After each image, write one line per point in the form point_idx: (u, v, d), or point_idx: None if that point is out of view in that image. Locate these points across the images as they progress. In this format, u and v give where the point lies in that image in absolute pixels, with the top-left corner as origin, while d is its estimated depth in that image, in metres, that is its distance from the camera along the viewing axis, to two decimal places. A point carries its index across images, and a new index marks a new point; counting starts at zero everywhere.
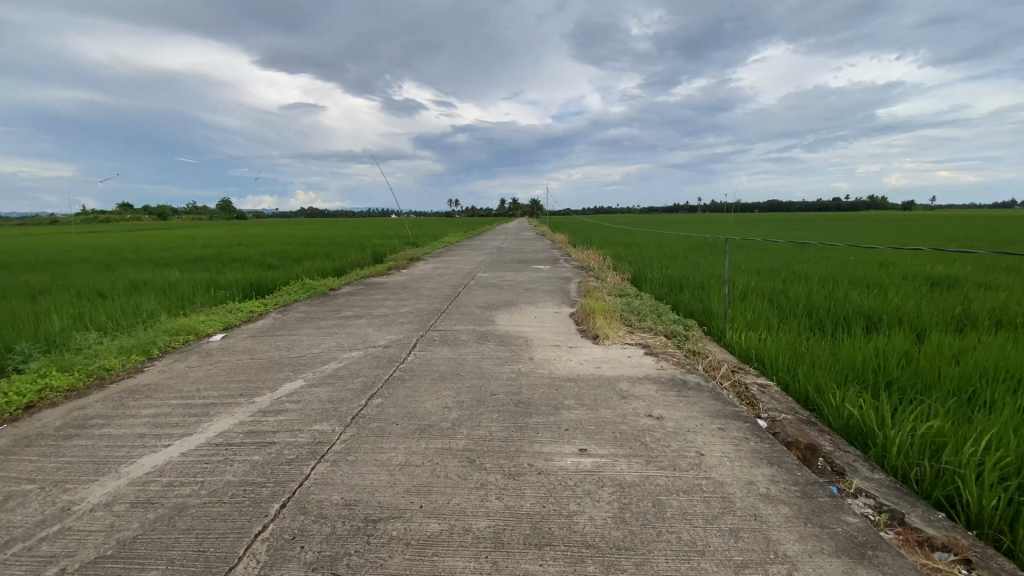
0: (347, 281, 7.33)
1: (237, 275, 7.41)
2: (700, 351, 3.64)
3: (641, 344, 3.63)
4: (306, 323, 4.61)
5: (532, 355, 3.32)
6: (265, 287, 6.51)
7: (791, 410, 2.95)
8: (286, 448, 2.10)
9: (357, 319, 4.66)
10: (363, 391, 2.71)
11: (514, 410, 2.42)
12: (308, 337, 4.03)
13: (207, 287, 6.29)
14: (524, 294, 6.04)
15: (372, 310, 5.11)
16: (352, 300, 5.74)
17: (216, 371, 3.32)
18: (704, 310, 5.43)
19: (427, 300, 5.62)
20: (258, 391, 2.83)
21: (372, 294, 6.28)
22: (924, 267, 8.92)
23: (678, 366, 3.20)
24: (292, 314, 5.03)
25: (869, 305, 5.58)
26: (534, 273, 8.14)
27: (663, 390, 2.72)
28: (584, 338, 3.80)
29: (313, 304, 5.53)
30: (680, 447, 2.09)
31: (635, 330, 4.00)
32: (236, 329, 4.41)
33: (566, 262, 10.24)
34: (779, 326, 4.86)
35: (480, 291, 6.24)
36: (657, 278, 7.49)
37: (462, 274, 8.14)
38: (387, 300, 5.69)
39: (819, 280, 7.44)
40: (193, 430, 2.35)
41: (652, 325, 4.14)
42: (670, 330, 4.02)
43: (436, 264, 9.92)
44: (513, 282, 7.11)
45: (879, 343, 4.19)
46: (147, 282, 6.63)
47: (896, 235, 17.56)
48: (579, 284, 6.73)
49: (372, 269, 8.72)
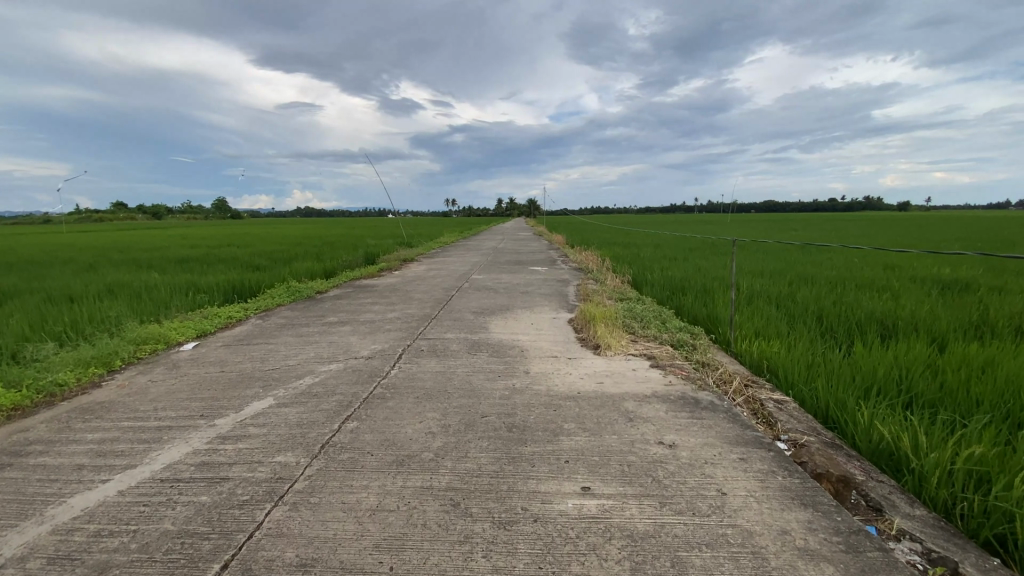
0: (336, 283, 7.02)
1: (220, 277, 7.09)
2: (709, 363, 3.36)
3: (646, 355, 3.34)
4: (287, 330, 4.31)
5: (527, 368, 3.03)
6: (247, 290, 6.20)
7: (813, 432, 2.68)
8: (240, 486, 1.80)
9: (341, 326, 4.36)
10: (338, 412, 2.41)
11: (506, 436, 2.13)
12: (286, 347, 3.73)
13: (186, 290, 5.97)
14: (520, 298, 5.75)
15: (358, 315, 4.81)
16: (338, 305, 5.44)
17: (180, 385, 3.02)
18: (710, 316, 5.18)
19: (418, 304, 5.32)
20: (221, 412, 2.53)
21: (361, 298, 5.97)
22: (932, 269, 8.67)
23: (688, 380, 2.92)
24: (273, 320, 4.72)
25: (881, 310, 5.32)
26: (531, 276, 7.84)
27: (674, 410, 2.44)
28: (583, 347, 3.51)
29: (296, 308, 5.23)
30: (698, 485, 1.80)
31: (638, 339, 3.71)
32: (210, 337, 4.11)
33: (564, 263, 9.97)
34: (789, 333, 4.60)
35: (474, 294, 5.95)
36: (658, 281, 7.21)
37: (457, 276, 7.84)
38: (375, 305, 5.39)
39: (826, 282, 7.18)
40: (138, 462, 2.06)
41: (657, 332, 3.86)
42: (677, 338, 3.73)
43: (430, 265, 9.62)
44: (509, 285, 6.80)
45: (899, 353, 3.92)
46: (124, 285, 6.31)
47: (897, 237, 17.38)
48: (578, 287, 6.44)
49: (363, 270, 8.41)
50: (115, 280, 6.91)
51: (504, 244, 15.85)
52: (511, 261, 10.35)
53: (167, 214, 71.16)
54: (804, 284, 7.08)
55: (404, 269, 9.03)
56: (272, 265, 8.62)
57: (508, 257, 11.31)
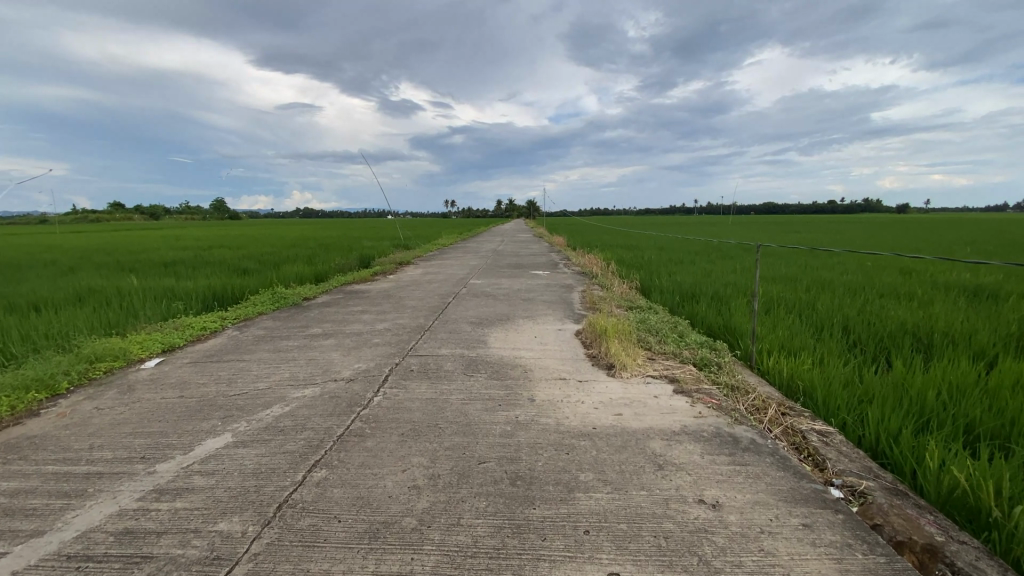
0: (325, 289, 6.59)
1: (202, 282, 6.66)
2: (740, 387, 2.94)
3: (667, 378, 2.92)
4: (263, 345, 3.87)
5: (533, 395, 2.61)
6: (228, 298, 5.77)
7: (870, 475, 2.28)
8: (164, 570, 1.39)
9: (323, 339, 3.93)
10: (305, 456, 2.00)
11: (509, 493, 1.71)
12: (258, 366, 3.30)
13: (161, 297, 5.53)
14: (522, 306, 5.31)
15: (344, 326, 4.37)
16: (324, 314, 5.00)
17: (130, 415, 2.60)
18: (728, 326, 4.77)
19: (410, 313, 4.89)
20: (167, 455, 2.11)
21: (350, 305, 5.54)
22: (953, 274, 8.26)
23: (720, 411, 2.51)
24: (250, 332, 4.29)
25: (913, 321, 4.92)
26: (532, 280, 7.41)
27: (710, 454, 2.03)
28: (595, 367, 3.09)
29: (278, 318, 4.79)
30: (758, 568, 1.39)
31: (656, 357, 3.30)
32: (177, 353, 3.68)
33: (566, 267, 9.50)
34: (817, 347, 4.20)
35: (472, 302, 5.52)
36: (668, 287, 6.79)
37: (453, 281, 7.40)
38: (363, 314, 4.95)
39: (846, 289, 6.78)
40: (49, 529, 1.64)
41: (676, 349, 3.44)
42: (699, 356, 3.32)
43: (426, 269, 9.18)
44: (510, 291, 6.37)
45: (946, 372, 3.53)
46: (96, 291, 5.87)
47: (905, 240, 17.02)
48: (583, 294, 6.03)
49: (356, 275, 7.97)
50: (89, 285, 6.47)
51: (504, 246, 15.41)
52: (511, 264, 9.89)
53: (164, 215, 70.69)
54: (823, 291, 6.68)
55: (399, 272, 8.59)
56: (259, 270, 8.17)
57: (507, 260, 10.86)
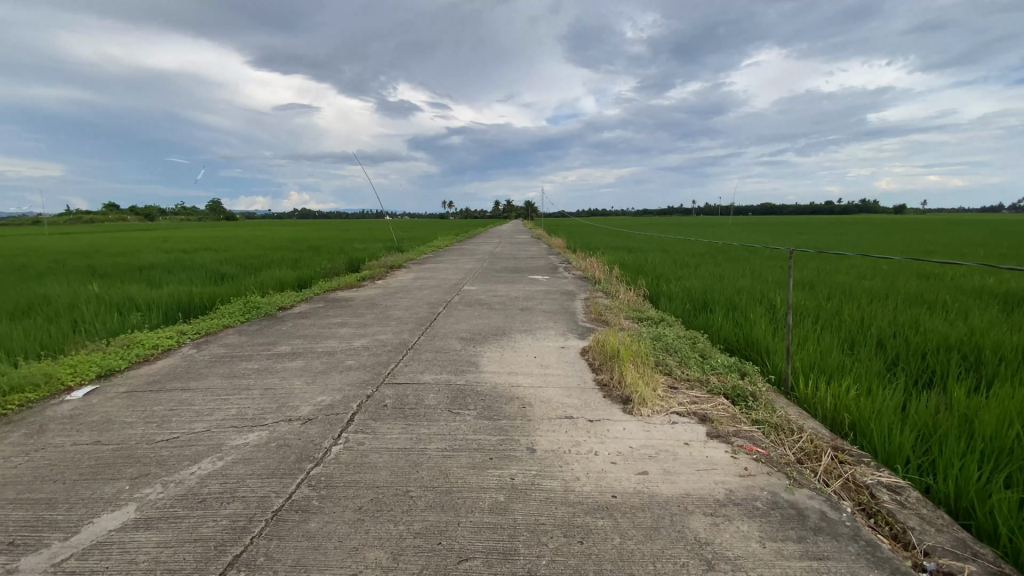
0: (304, 297, 6.05)
1: (170, 290, 6.11)
2: (784, 426, 2.42)
3: (697, 417, 2.39)
4: (218, 368, 3.32)
5: (533, 443, 2.08)
6: (195, 308, 5.23)
7: (971, 553, 1.75)
8: None
9: (288, 361, 3.38)
10: (221, 548, 1.46)
11: None
12: (203, 398, 2.75)
13: (118, 309, 4.97)
14: (520, 318, 4.76)
15: (316, 343, 3.82)
16: (297, 327, 4.44)
17: (24, 470, 2.06)
18: (750, 341, 4.25)
19: (393, 326, 4.34)
20: (43, 541, 1.57)
21: (328, 316, 4.99)
22: (977, 280, 7.74)
23: (771, 465, 1.98)
24: (207, 351, 3.74)
25: (955, 333, 4.41)
26: (530, 286, 6.90)
27: (774, 540, 1.50)
28: (608, 401, 2.55)
29: (245, 333, 4.24)
30: None
31: (679, 386, 2.77)
32: (113, 380, 3.13)
33: (566, 272, 8.92)
34: (856, 366, 3.68)
35: (464, 313, 4.96)
36: (678, 294, 6.27)
37: (445, 288, 6.85)
38: (340, 327, 4.39)
39: (869, 296, 6.28)
40: None
41: (701, 375, 2.91)
42: (730, 386, 2.78)
43: (418, 273, 8.61)
44: (506, 299, 5.84)
45: (1014, 397, 3.01)
46: (48, 301, 5.30)
47: (913, 242, 16.51)
48: (586, 303, 5.50)
49: (341, 280, 7.44)
50: (45, 293, 5.91)
51: (501, 247, 14.85)
52: (507, 268, 9.32)
53: (159, 216, 69.89)
54: (845, 298, 6.17)
55: (389, 278, 8.03)
56: (237, 275, 7.61)
57: (504, 263, 10.30)
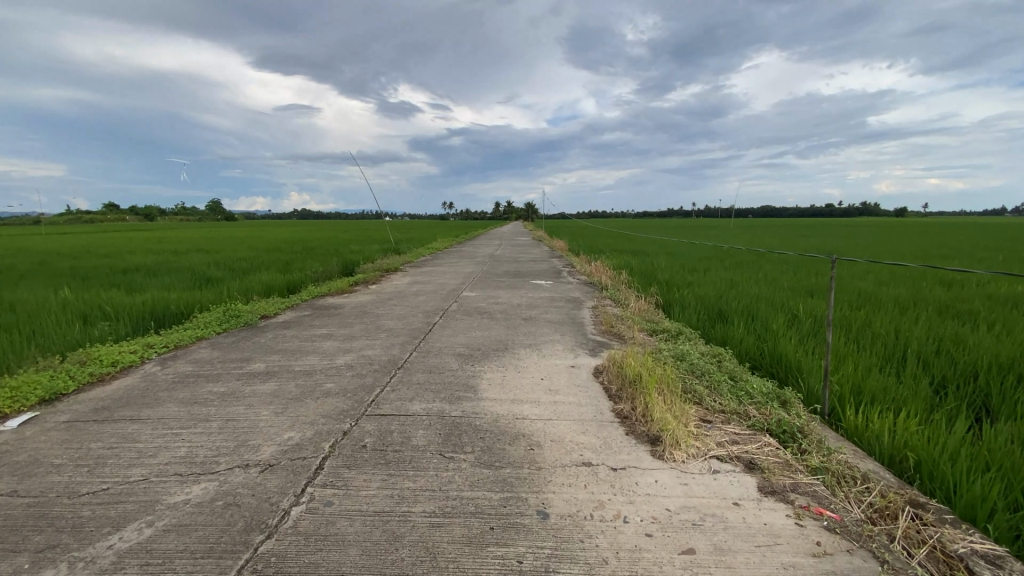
0: (291, 304, 5.62)
1: (147, 296, 5.68)
2: (846, 476, 2.00)
3: (742, 465, 1.97)
4: (179, 391, 2.88)
5: (544, 504, 1.66)
6: (170, 315, 4.80)
7: None
8: None
9: (260, 384, 2.94)
10: None
11: None
12: (151, 433, 2.32)
13: (86, 318, 4.54)
14: (523, 330, 4.32)
15: (295, 361, 3.38)
16: (277, 340, 4.01)
17: None
18: (779, 357, 3.84)
19: (383, 340, 3.90)
20: None
21: (314, 326, 4.56)
22: (1005, 287, 7.32)
23: (849, 539, 1.56)
24: (172, 370, 3.30)
25: (1006, 349, 3.98)
26: (534, 293, 6.47)
27: None
28: (632, 440, 2.14)
29: (219, 347, 3.81)
30: None
31: (714, 421, 2.35)
32: (56, 407, 2.70)
33: (570, 276, 8.48)
34: (903, 391, 3.26)
35: (461, 323, 4.53)
36: (691, 302, 5.87)
37: (444, 294, 6.43)
38: (325, 340, 3.96)
39: (897, 305, 5.87)
40: None
41: (738, 407, 2.49)
42: (773, 418, 2.37)
43: (414, 277, 8.17)
44: (508, 307, 5.41)
45: None
46: (12, 309, 4.88)
47: (925, 245, 16.02)
48: (595, 312, 5.08)
49: (332, 285, 7.02)
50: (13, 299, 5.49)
51: (502, 250, 14.56)
52: (508, 272, 8.88)
53: (158, 217, 69.49)
54: (872, 307, 5.75)
55: (383, 283, 7.60)
56: (224, 279, 7.20)
57: (505, 267, 9.87)
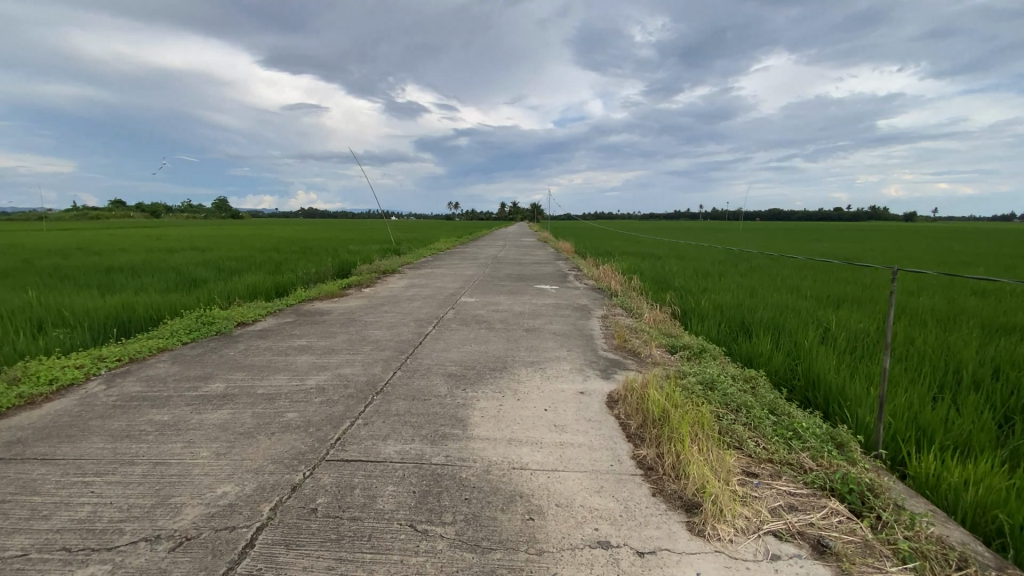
0: (273, 309, 5.16)
1: (117, 298, 5.23)
2: (943, 559, 1.52)
3: (810, 548, 1.49)
4: (114, 420, 2.43)
5: None
6: (136, 322, 4.35)
7: None
8: None
9: (210, 412, 2.47)
10: None
11: None
12: (58, 482, 1.87)
13: (40, 325, 4.10)
14: (525, 344, 3.83)
15: (259, 381, 2.92)
16: (247, 353, 3.55)
17: None
18: (817, 380, 3.33)
19: (365, 355, 3.42)
20: None
21: (292, 336, 4.09)
22: None
23: None
24: (117, 390, 2.85)
25: None
26: (538, 299, 6.01)
27: None
28: (661, 504, 1.66)
29: (179, 362, 3.35)
30: None
31: (763, 477, 1.86)
32: None
33: (577, 281, 8.02)
34: (972, 426, 2.74)
35: (457, 335, 4.06)
36: (710, 312, 5.38)
37: (441, 299, 5.97)
38: (299, 355, 3.49)
39: (937, 320, 5.33)
40: None
41: (791, 456, 2.00)
42: (835, 472, 1.89)
43: (411, 281, 7.69)
44: (510, 315, 4.94)
45: None
46: None
47: (946, 251, 15.42)
48: (606, 323, 4.60)
49: (322, 287, 6.56)
50: None
51: (506, 252, 14.16)
52: (511, 276, 8.38)
53: (164, 213, 69.59)
54: (910, 320, 5.23)
55: (378, 286, 7.12)
56: (209, 280, 6.75)
57: (509, 270, 9.41)
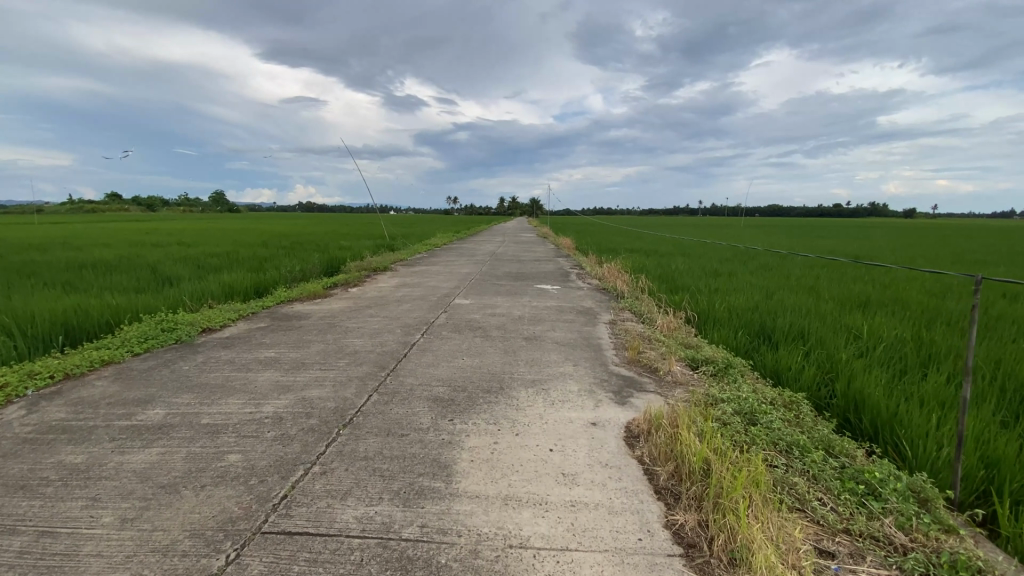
0: (246, 313, 4.66)
1: (73, 300, 4.72)
2: None
3: None
4: (14, 462, 1.95)
5: None
6: (87, 329, 3.86)
7: None
8: None
9: (137, 452, 1.99)
10: None
11: None
12: None
13: None
14: (525, 356, 3.36)
15: (207, 407, 2.44)
16: (204, 368, 3.07)
17: None
18: (862, 401, 2.86)
19: (339, 372, 2.95)
20: None
21: (261, 345, 3.60)
22: None
23: None
24: (36, 417, 2.38)
25: None
26: (539, 301, 5.54)
27: None
28: None
29: (122, 380, 2.87)
30: None
31: (845, 562, 1.39)
32: None
33: (579, 281, 7.54)
34: None
35: (447, 345, 3.58)
36: (728, 317, 4.91)
37: (433, 301, 5.47)
38: (264, 371, 3.00)
39: (976, 326, 4.86)
40: None
41: (875, 526, 1.53)
42: (938, 552, 1.42)
43: (403, 280, 7.19)
44: (508, 321, 4.46)
45: None
46: None
47: (959, 250, 14.85)
48: (614, 331, 4.13)
49: (306, 287, 6.07)
50: None
51: (505, 248, 13.68)
52: (510, 275, 7.88)
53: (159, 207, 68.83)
54: (947, 327, 4.76)
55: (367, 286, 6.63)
56: (183, 279, 6.24)
57: (508, 268, 8.91)
